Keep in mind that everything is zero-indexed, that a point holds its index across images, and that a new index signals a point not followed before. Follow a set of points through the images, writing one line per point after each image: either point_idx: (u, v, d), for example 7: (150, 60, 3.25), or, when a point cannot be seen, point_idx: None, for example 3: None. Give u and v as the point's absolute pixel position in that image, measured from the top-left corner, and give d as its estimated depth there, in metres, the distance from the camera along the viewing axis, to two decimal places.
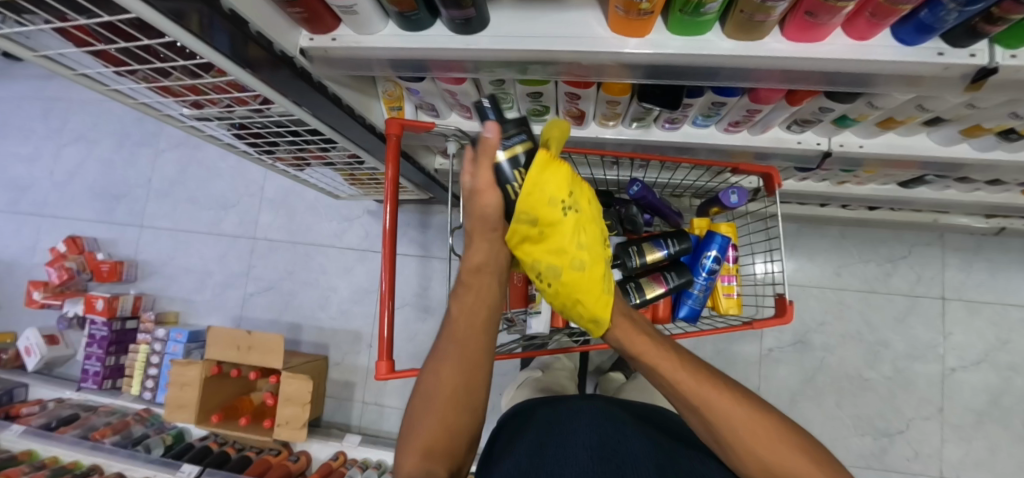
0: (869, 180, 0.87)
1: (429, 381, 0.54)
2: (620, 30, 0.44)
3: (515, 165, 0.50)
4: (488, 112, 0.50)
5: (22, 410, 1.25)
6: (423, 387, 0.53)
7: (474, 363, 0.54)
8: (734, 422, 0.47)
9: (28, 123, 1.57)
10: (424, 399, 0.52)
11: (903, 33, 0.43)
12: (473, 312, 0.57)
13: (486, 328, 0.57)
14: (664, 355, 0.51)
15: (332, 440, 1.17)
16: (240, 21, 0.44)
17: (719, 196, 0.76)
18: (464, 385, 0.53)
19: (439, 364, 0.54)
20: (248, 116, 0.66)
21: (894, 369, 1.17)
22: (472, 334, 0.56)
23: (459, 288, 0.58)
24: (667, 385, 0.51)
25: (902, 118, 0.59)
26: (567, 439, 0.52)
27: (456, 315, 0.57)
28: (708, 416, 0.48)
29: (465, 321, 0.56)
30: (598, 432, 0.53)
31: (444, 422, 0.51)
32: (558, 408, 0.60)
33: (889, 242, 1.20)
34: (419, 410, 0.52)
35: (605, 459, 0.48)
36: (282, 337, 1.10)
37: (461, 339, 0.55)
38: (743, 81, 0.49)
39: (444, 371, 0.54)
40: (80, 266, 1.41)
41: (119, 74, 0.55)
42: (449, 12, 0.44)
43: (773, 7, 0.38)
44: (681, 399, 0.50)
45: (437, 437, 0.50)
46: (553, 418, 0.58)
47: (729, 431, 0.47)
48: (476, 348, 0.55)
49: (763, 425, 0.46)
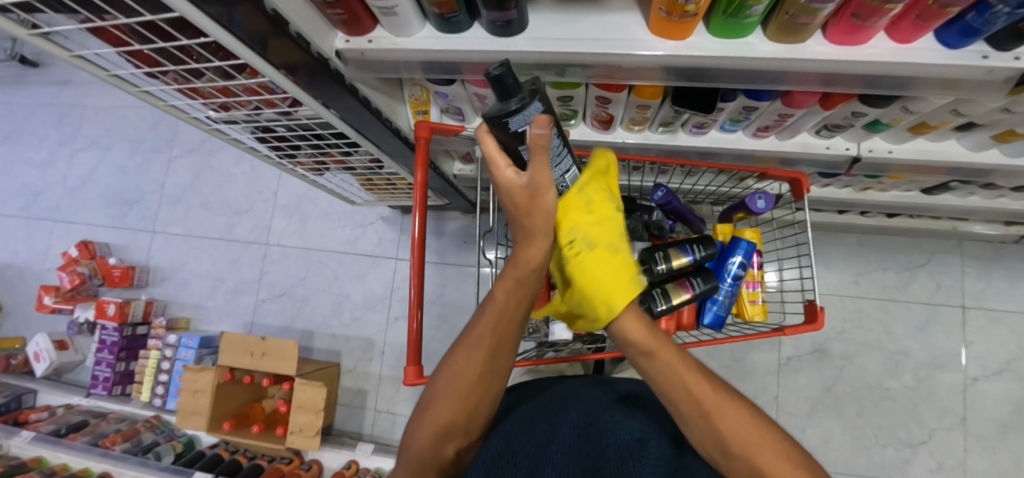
0: (892, 186, 0.87)
1: (446, 378, 0.51)
2: (660, 31, 0.44)
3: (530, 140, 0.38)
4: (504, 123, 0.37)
5: (31, 416, 1.24)
6: (441, 383, 0.51)
7: (509, 356, 0.52)
8: (741, 436, 0.42)
9: (43, 128, 1.58)
10: (440, 395, 0.51)
11: (948, 36, 0.42)
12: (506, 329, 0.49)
13: (512, 341, 0.50)
14: (670, 359, 0.46)
15: (344, 449, 1.15)
16: (282, 21, 0.44)
17: (744, 201, 0.75)
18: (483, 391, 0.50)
19: (458, 366, 0.51)
20: (275, 119, 0.66)
21: (915, 378, 1.15)
22: (515, 329, 0.52)
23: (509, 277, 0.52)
24: (669, 392, 0.46)
25: (935, 123, 0.59)
26: (556, 419, 0.52)
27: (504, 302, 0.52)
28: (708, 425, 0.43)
29: (507, 318, 0.52)
30: (587, 412, 0.53)
31: (457, 421, 0.50)
32: (553, 391, 0.60)
33: (908, 250, 1.19)
34: (432, 400, 0.51)
35: (590, 437, 0.48)
36: (296, 344, 1.09)
37: (485, 346, 0.49)
38: (781, 85, 0.48)
39: (463, 377, 0.50)
40: (91, 271, 1.40)
41: (150, 75, 0.55)
42: (490, 14, 0.43)
43: (818, 9, 0.38)
44: (682, 407, 0.45)
45: (449, 435, 0.50)
46: (547, 400, 0.58)
47: (735, 446, 0.42)
48: (500, 357, 0.50)
49: (768, 442, 0.42)
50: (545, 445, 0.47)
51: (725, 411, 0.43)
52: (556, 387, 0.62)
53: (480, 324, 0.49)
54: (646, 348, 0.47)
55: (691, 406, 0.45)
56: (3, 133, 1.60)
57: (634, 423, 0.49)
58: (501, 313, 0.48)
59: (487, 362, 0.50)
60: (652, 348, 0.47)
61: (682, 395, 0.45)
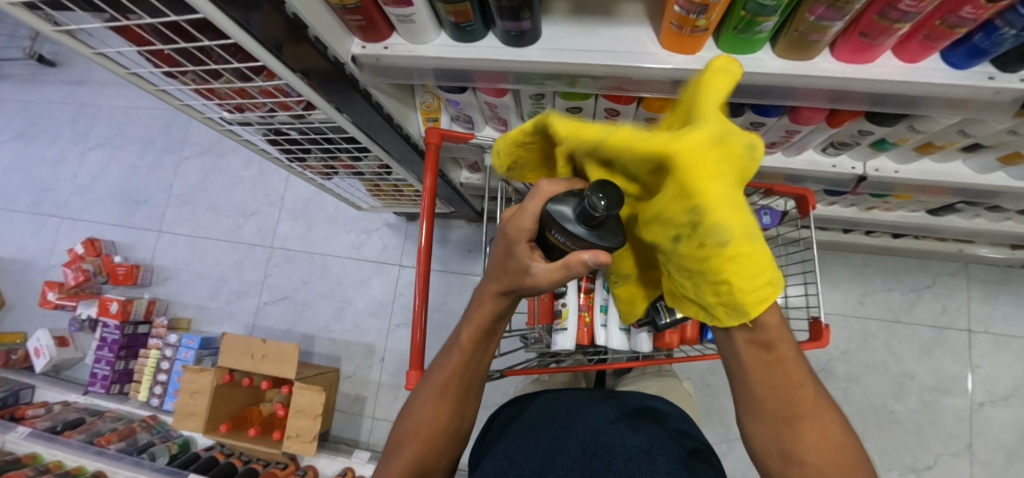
0: (899, 206, 0.87)
1: (419, 408, 0.52)
2: (671, 45, 0.45)
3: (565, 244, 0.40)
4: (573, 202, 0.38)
5: (28, 413, 1.23)
6: (412, 412, 0.52)
7: (468, 397, 0.53)
8: (822, 450, 0.38)
9: (56, 127, 1.60)
10: (414, 424, 0.51)
11: (954, 57, 0.43)
12: (478, 355, 0.51)
13: (483, 371, 0.52)
14: (785, 357, 0.37)
15: (340, 456, 1.14)
16: (301, 25, 0.45)
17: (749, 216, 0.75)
18: (458, 417, 0.52)
19: (428, 399, 0.52)
20: (287, 122, 0.67)
21: (921, 402, 1.13)
22: (473, 374, 0.52)
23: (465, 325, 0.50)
24: (761, 385, 0.38)
25: (942, 143, 0.59)
26: (560, 434, 0.52)
27: (461, 352, 0.51)
28: (794, 430, 0.38)
29: (464, 366, 0.51)
30: (592, 426, 0.52)
31: (429, 450, 0.51)
32: (557, 404, 0.60)
33: (913, 271, 1.18)
34: (405, 430, 0.52)
35: (594, 452, 0.47)
36: (297, 347, 1.08)
37: (458, 376, 0.51)
38: (789, 101, 0.49)
39: (435, 404, 0.51)
40: (96, 269, 1.40)
41: (168, 75, 0.56)
42: (504, 24, 0.44)
43: (829, 26, 0.39)
44: (771, 409, 0.38)
45: (422, 465, 0.51)
46: (552, 413, 0.58)
47: (816, 455, 0.38)
48: (472, 386, 0.52)
49: (848, 462, 0.38)
50: (549, 463, 0.47)
51: (822, 422, 0.38)
52: (560, 398, 0.62)
53: (451, 360, 0.51)
54: (764, 341, 0.37)
55: (784, 407, 0.38)
56: (17, 129, 1.62)
57: (638, 441, 0.49)
58: (475, 343, 0.50)
59: (460, 392, 0.52)
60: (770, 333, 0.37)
61: (781, 398, 0.38)
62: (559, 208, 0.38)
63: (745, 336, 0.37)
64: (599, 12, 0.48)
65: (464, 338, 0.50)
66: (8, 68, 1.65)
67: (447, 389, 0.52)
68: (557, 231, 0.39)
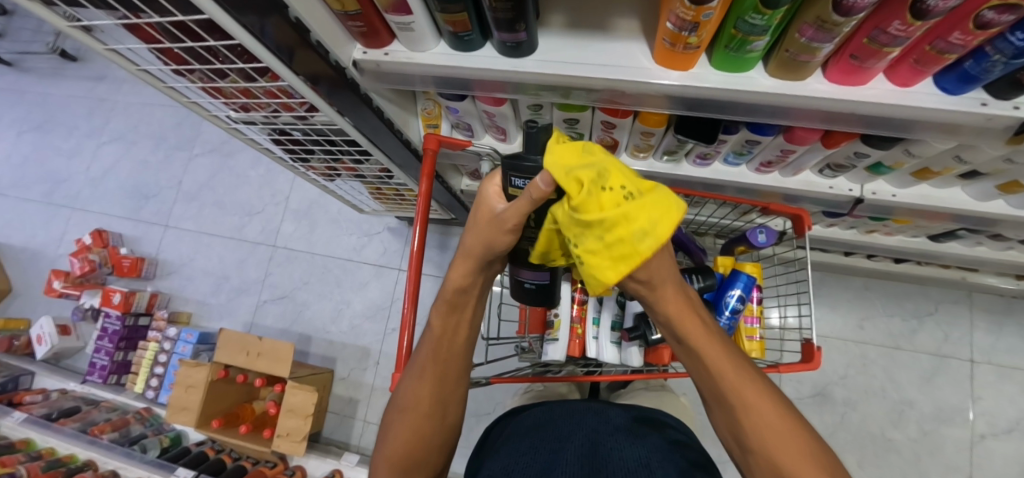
0: (898, 230, 0.87)
1: (403, 393, 0.53)
2: (665, 61, 0.46)
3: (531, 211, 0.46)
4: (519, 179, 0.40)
5: (25, 398, 1.24)
6: (396, 405, 0.53)
7: (452, 379, 0.54)
8: (764, 430, 0.40)
9: (73, 120, 1.64)
10: (398, 410, 0.53)
11: (946, 81, 0.43)
12: (454, 332, 0.52)
13: (461, 352, 0.54)
14: (705, 340, 0.43)
15: (329, 458, 1.13)
16: (303, 29, 0.46)
17: (745, 234, 0.75)
18: (441, 403, 0.53)
19: (410, 383, 0.53)
20: (291, 123, 0.69)
21: (921, 431, 1.11)
22: (451, 354, 0.53)
23: (439, 304, 0.51)
24: (699, 369, 0.44)
25: (938, 168, 0.59)
26: (559, 446, 0.52)
27: (437, 333, 0.52)
28: (733, 408, 0.42)
29: (442, 348, 0.52)
30: (591, 441, 0.52)
31: (414, 437, 0.52)
32: (553, 416, 0.60)
33: (915, 297, 1.17)
34: (393, 423, 0.52)
35: (592, 467, 0.47)
36: (292, 346, 1.09)
37: (437, 360, 0.52)
38: (782, 119, 0.50)
39: (421, 391, 0.52)
40: (102, 260, 1.43)
41: (177, 73, 0.58)
42: (500, 35, 0.45)
43: (819, 48, 0.39)
44: (712, 395, 0.44)
45: (410, 452, 0.52)
46: (549, 425, 0.58)
47: (759, 437, 0.41)
48: (450, 369, 0.53)
49: (791, 431, 0.40)
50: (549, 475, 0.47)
51: (756, 403, 0.41)
52: (558, 409, 0.62)
53: (427, 343, 0.52)
54: (677, 329, 0.43)
55: (717, 390, 0.43)
56: (35, 121, 1.66)
57: (636, 454, 0.50)
58: (446, 322, 0.52)
59: (439, 376, 0.53)
60: (681, 321, 0.43)
61: (713, 383, 0.43)
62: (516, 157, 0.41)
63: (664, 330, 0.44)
64: (593, 27, 0.49)
65: (437, 319, 0.52)
66: (30, 62, 1.70)
67: (425, 374, 0.52)
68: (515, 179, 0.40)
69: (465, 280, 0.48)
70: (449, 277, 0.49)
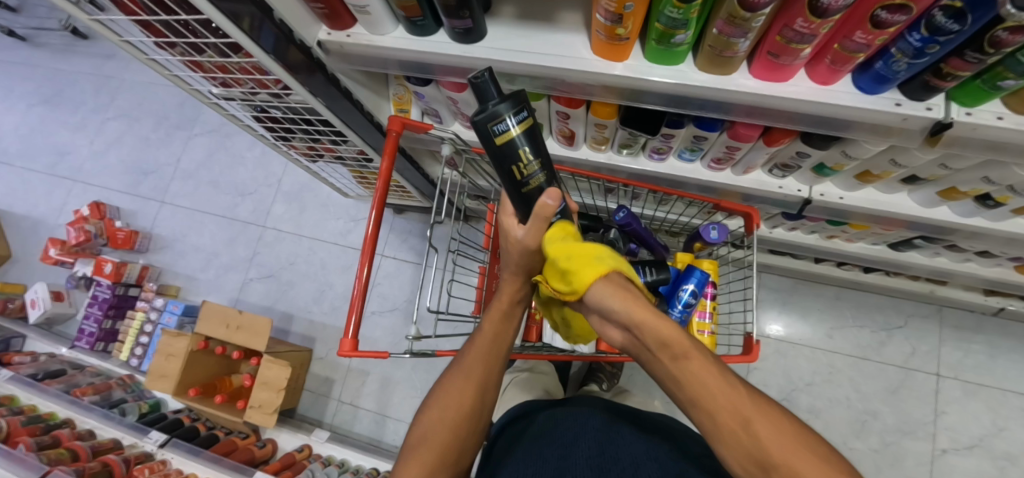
0: (859, 237, 0.88)
1: (445, 393, 0.56)
2: (602, 53, 0.48)
3: (523, 145, 0.42)
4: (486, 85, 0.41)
5: (15, 358, 1.28)
6: (436, 405, 0.56)
7: (488, 381, 0.58)
8: (781, 443, 0.35)
9: (80, 95, 1.70)
10: (436, 413, 0.55)
11: (863, 82, 0.45)
12: (498, 342, 0.58)
13: (501, 361, 0.58)
14: (700, 366, 0.36)
15: (300, 433, 1.16)
16: (266, 7, 0.49)
17: (700, 231, 0.77)
18: (479, 406, 0.57)
19: (452, 387, 0.57)
20: (268, 101, 0.72)
21: (882, 442, 1.12)
22: (493, 361, 0.58)
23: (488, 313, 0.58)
24: (690, 396, 0.37)
25: (878, 172, 0.61)
26: (565, 452, 0.57)
27: (483, 339, 0.58)
28: (752, 449, 0.35)
29: (485, 357, 0.57)
30: (596, 440, 0.59)
31: (446, 443, 0.54)
32: (555, 424, 0.65)
33: (886, 310, 1.18)
34: (432, 421, 0.55)
35: (603, 467, 0.54)
36: (270, 322, 1.13)
37: (481, 364, 0.57)
38: (719, 113, 0.52)
39: (463, 391, 0.56)
40: (98, 231, 1.47)
41: (160, 47, 0.62)
42: (450, 21, 0.48)
43: (737, 43, 0.42)
44: (720, 424, 0.36)
45: (446, 448, 0.54)
46: (551, 429, 0.64)
47: (779, 453, 0.34)
48: (492, 378, 0.58)
49: (811, 451, 0.34)
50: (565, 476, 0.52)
51: (768, 418, 0.36)
52: (560, 415, 0.67)
53: (476, 345, 0.58)
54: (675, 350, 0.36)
55: (727, 416, 0.35)
56: (45, 95, 1.72)
57: (643, 449, 0.57)
58: (497, 331, 0.57)
59: (478, 386, 0.57)
60: (687, 354, 0.36)
61: (722, 404, 0.36)
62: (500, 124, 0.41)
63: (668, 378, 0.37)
64: (542, 19, 0.52)
65: (485, 328, 0.57)
66: (44, 38, 1.76)
67: (469, 378, 0.57)
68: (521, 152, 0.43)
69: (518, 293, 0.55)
70: (502, 287, 0.55)
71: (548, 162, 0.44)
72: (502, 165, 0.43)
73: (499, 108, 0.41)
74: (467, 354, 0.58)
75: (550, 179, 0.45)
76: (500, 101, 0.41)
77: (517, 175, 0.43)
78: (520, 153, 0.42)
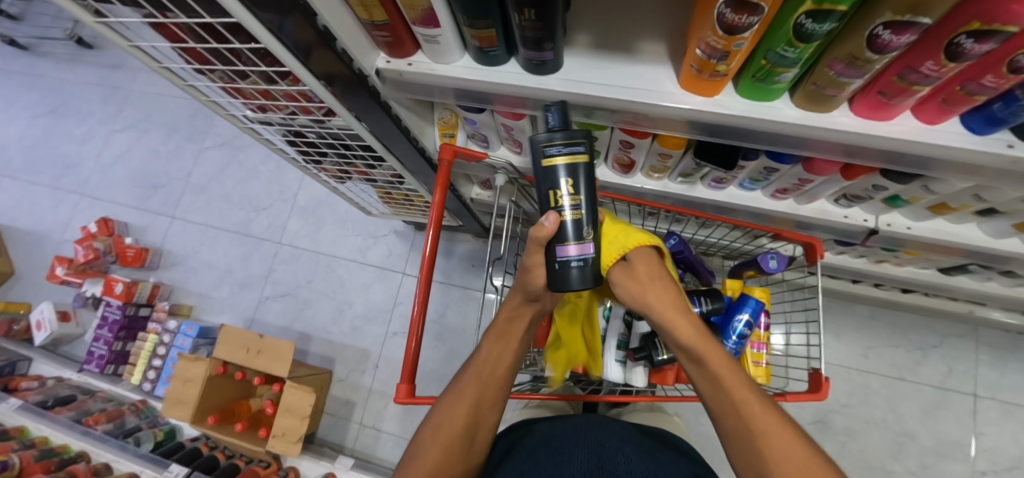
0: (909, 262, 0.86)
1: (441, 410, 0.59)
2: (689, 87, 0.46)
3: (570, 174, 0.50)
4: (553, 115, 0.48)
5: (22, 384, 1.23)
6: (433, 419, 0.58)
7: (486, 397, 0.60)
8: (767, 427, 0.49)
9: (86, 106, 1.65)
10: (432, 430, 0.57)
11: (972, 121, 0.43)
12: (498, 361, 0.62)
13: (501, 380, 0.62)
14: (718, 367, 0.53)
15: (324, 460, 1.12)
16: (330, 36, 0.46)
17: (756, 259, 0.74)
18: (473, 427, 0.58)
19: (449, 404, 0.59)
20: (307, 125, 0.68)
21: (919, 464, 1.10)
22: (493, 380, 0.61)
23: (491, 333, 0.63)
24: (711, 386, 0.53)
25: (956, 205, 0.59)
26: (561, 461, 0.57)
27: (484, 357, 0.62)
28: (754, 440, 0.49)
29: (482, 374, 0.61)
30: (596, 453, 0.58)
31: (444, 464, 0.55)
32: (555, 431, 0.63)
33: (921, 329, 1.16)
34: (427, 437, 0.57)
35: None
36: (292, 345, 1.09)
37: (480, 381, 0.60)
38: (798, 148, 0.49)
39: (459, 407, 0.59)
40: (107, 248, 1.43)
41: (199, 72, 0.58)
42: (527, 52, 0.45)
43: (847, 83, 0.39)
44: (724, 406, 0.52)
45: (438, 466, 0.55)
46: (552, 439, 0.62)
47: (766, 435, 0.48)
48: (487, 400, 0.60)
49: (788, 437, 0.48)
50: None
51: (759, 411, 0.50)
52: (560, 423, 0.65)
53: (474, 363, 0.62)
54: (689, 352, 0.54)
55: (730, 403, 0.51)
56: (49, 105, 1.67)
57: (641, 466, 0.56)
58: (492, 351, 0.62)
59: (475, 403, 0.59)
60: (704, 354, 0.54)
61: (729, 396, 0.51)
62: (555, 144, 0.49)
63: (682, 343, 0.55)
64: (619, 48, 0.49)
65: (484, 346, 0.62)
66: (49, 47, 1.71)
67: (464, 398, 0.59)
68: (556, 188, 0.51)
69: (514, 311, 0.62)
70: (503, 307, 0.63)
71: (590, 193, 0.51)
72: (544, 185, 0.52)
73: (558, 130, 0.49)
74: (466, 370, 0.62)
75: (589, 210, 0.51)
76: (562, 128, 0.49)
77: (556, 197, 0.51)
78: (557, 182, 0.51)
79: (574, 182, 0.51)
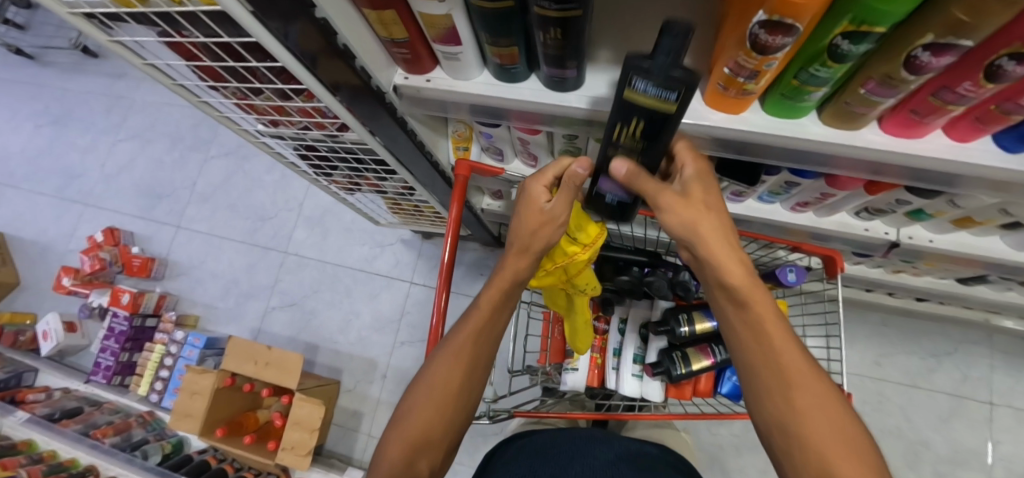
0: (926, 272, 0.85)
1: (433, 366, 0.51)
2: (714, 104, 0.45)
3: (631, 117, 0.38)
4: (668, 32, 0.31)
5: (28, 397, 1.22)
6: (423, 378, 0.51)
7: (482, 355, 0.53)
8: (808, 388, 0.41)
9: (90, 115, 1.64)
10: (424, 390, 0.50)
11: (1006, 139, 0.42)
12: (500, 314, 0.53)
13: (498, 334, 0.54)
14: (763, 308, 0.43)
15: (332, 472, 1.11)
16: (348, 54, 0.45)
17: (773, 271, 0.73)
18: (467, 390, 0.52)
19: (441, 361, 0.51)
20: (320, 140, 0.68)
21: (935, 473, 1.09)
22: (489, 337, 0.53)
23: (494, 277, 0.53)
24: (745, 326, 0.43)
25: (981, 218, 0.58)
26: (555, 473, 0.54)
27: (482, 306, 0.52)
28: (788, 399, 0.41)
29: (479, 330, 0.52)
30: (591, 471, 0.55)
31: (435, 426, 0.50)
32: (557, 446, 0.61)
33: (934, 337, 1.15)
34: (417, 401, 0.50)
35: None
36: (300, 357, 1.08)
37: (476, 335, 0.52)
38: (824, 166, 0.49)
39: (452, 363, 0.51)
40: (113, 258, 1.43)
41: (212, 88, 0.57)
42: (549, 70, 0.45)
43: (880, 101, 0.38)
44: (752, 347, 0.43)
45: (428, 431, 0.49)
46: (552, 453, 0.60)
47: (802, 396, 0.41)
48: (484, 359, 0.53)
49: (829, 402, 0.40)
50: None
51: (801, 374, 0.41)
52: (562, 436, 0.64)
53: (472, 317, 0.52)
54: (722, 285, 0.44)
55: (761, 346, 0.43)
56: (53, 115, 1.67)
57: None
58: (495, 304, 0.53)
59: (472, 362, 0.52)
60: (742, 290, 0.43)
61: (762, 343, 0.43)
62: (646, 83, 0.34)
63: (690, 238, 0.44)
64: None
65: (484, 297, 0.53)
66: (52, 56, 1.70)
67: (460, 353, 0.51)
68: (623, 126, 0.39)
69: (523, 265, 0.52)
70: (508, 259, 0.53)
71: (655, 140, 0.40)
72: (615, 117, 0.39)
73: (652, 72, 0.33)
74: (462, 323, 0.52)
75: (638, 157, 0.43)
76: (658, 70, 0.32)
77: (615, 132, 0.41)
78: (630, 119, 0.38)
79: (648, 126, 0.38)
